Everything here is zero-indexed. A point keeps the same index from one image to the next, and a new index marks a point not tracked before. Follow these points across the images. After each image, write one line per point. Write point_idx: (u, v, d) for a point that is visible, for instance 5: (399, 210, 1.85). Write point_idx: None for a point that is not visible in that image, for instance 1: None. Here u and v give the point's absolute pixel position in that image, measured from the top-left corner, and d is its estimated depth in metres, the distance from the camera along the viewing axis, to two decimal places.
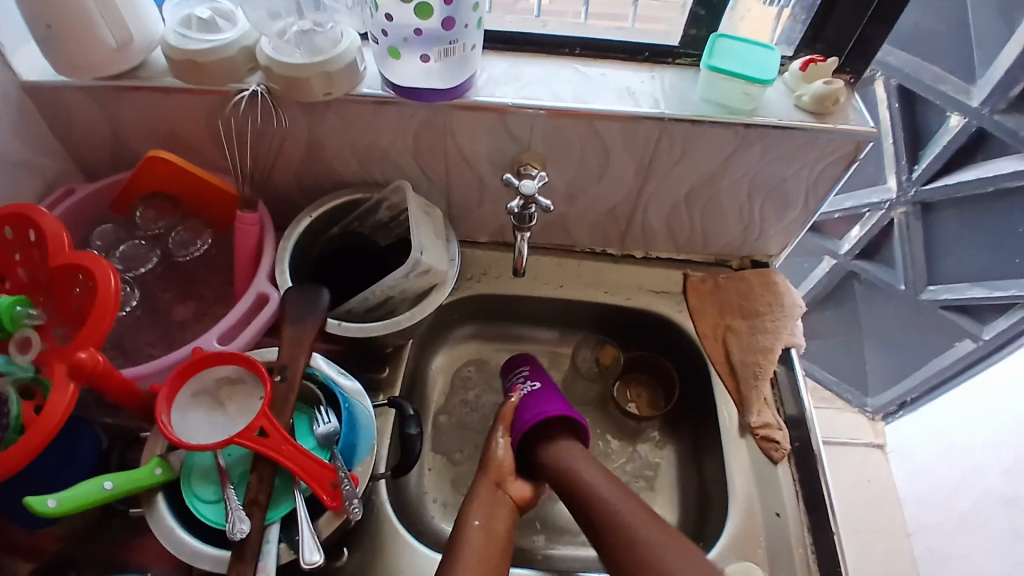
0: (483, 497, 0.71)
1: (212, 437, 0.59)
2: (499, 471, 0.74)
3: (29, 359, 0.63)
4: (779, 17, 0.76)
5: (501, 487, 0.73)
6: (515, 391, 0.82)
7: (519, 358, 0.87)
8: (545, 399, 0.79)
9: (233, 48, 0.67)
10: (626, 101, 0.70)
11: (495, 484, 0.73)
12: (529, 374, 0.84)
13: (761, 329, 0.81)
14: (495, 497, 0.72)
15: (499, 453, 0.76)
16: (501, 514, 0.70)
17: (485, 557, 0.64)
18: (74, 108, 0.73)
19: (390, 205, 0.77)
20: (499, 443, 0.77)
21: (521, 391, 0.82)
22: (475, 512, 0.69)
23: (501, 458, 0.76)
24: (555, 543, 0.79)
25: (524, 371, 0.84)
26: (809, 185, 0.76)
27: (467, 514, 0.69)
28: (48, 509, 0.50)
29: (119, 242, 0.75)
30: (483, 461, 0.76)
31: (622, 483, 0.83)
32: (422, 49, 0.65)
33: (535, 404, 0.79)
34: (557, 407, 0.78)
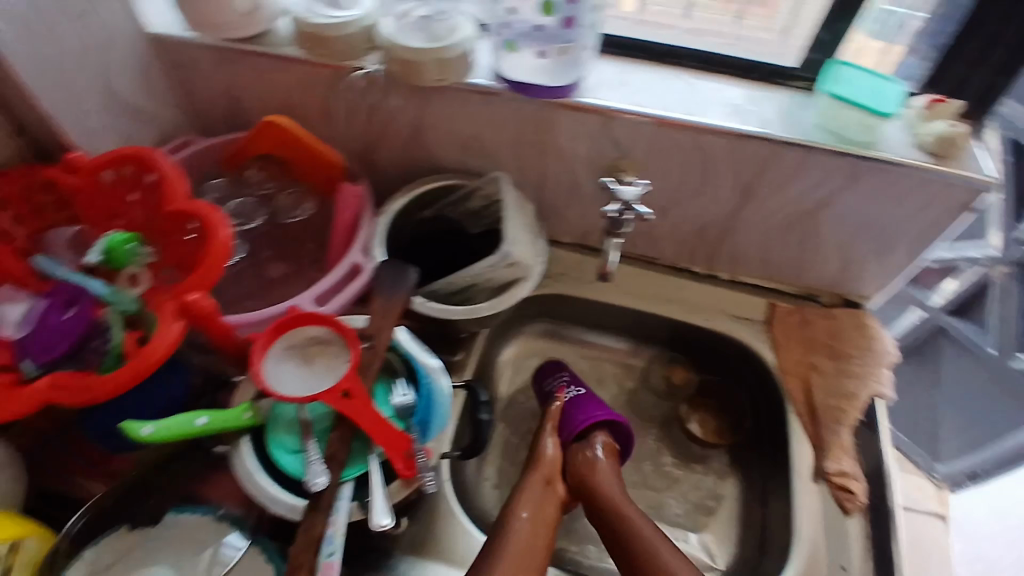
0: (532, 491, 0.70)
1: (298, 391, 0.61)
2: (550, 469, 0.74)
3: (134, 294, 0.66)
4: (895, 52, 0.75)
5: (550, 484, 0.72)
6: (560, 394, 0.81)
7: (553, 366, 0.86)
8: (592, 404, 0.80)
9: (354, 27, 0.70)
10: (735, 118, 0.69)
11: (545, 480, 0.72)
12: (570, 379, 0.84)
13: (848, 373, 0.78)
14: (544, 496, 0.70)
15: (549, 452, 0.76)
16: (548, 512, 0.69)
17: (531, 555, 0.63)
18: (199, 68, 0.78)
19: (483, 195, 0.79)
20: (546, 442, 0.77)
21: (566, 395, 0.81)
22: (523, 507, 0.68)
23: (550, 457, 0.75)
24: (603, 557, 0.78)
25: (565, 377, 0.83)
26: (920, 229, 0.72)
27: (516, 508, 0.68)
28: (142, 436, 0.55)
29: (232, 196, 0.81)
30: (533, 459, 0.75)
31: (683, 510, 0.81)
32: (540, 44, 0.67)
33: (587, 405, 0.79)
34: (603, 411, 0.79)
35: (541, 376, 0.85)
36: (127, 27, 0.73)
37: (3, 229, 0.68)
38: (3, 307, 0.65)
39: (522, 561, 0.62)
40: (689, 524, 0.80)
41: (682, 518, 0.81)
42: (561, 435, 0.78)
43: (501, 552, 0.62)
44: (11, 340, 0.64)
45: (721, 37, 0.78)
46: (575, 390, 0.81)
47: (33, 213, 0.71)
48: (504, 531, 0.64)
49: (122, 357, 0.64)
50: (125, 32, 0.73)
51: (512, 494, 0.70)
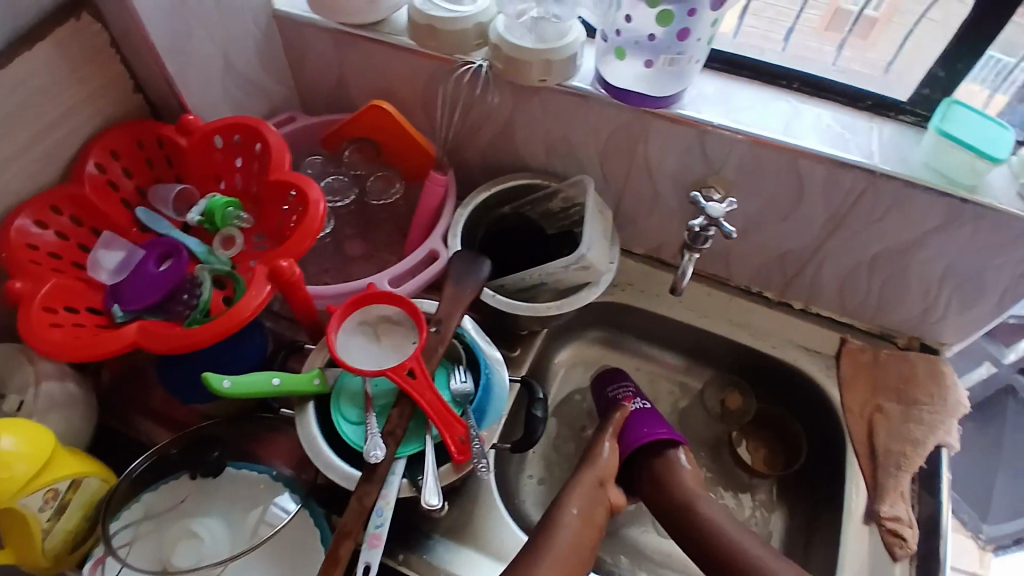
0: (586, 486, 0.70)
1: (366, 362, 0.65)
2: (605, 470, 0.72)
3: (226, 255, 0.71)
4: (994, 101, 0.71)
5: (604, 486, 0.71)
6: (627, 401, 0.80)
7: (615, 373, 0.85)
8: (655, 419, 0.78)
9: (469, 22, 0.72)
10: (838, 145, 0.67)
11: (599, 482, 0.71)
12: (635, 391, 0.83)
13: (915, 420, 0.75)
14: (596, 494, 0.69)
15: (605, 453, 0.74)
16: (598, 512, 0.68)
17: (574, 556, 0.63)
18: (311, 47, 0.82)
19: (564, 197, 0.79)
20: (605, 446, 0.75)
21: (633, 404, 0.80)
22: (574, 502, 0.68)
23: (606, 459, 0.73)
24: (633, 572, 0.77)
25: (630, 388, 0.83)
26: (1011, 281, 0.70)
27: (566, 501, 0.68)
28: (222, 388, 0.58)
29: (326, 173, 0.83)
30: (588, 458, 0.74)
31: None
32: (649, 54, 0.67)
33: (648, 418, 0.78)
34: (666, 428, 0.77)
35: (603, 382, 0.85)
36: (257, 5, 0.77)
37: (116, 178, 0.72)
38: (100, 252, 0.70)
39: (571, 558, 0.63)
40: None
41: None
42: (621, 442, 0.77)
43: (547, 550, 0.62)
44: (106, 285, 0.70)
45: (819, 64, 0.75)
46: (639, 402, 0.80)
47: (145, 165, 0.75)
48: (565, 528, 0.65)
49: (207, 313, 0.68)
50: (255, 8, 0.77)
51: (563, 487, 0.70)
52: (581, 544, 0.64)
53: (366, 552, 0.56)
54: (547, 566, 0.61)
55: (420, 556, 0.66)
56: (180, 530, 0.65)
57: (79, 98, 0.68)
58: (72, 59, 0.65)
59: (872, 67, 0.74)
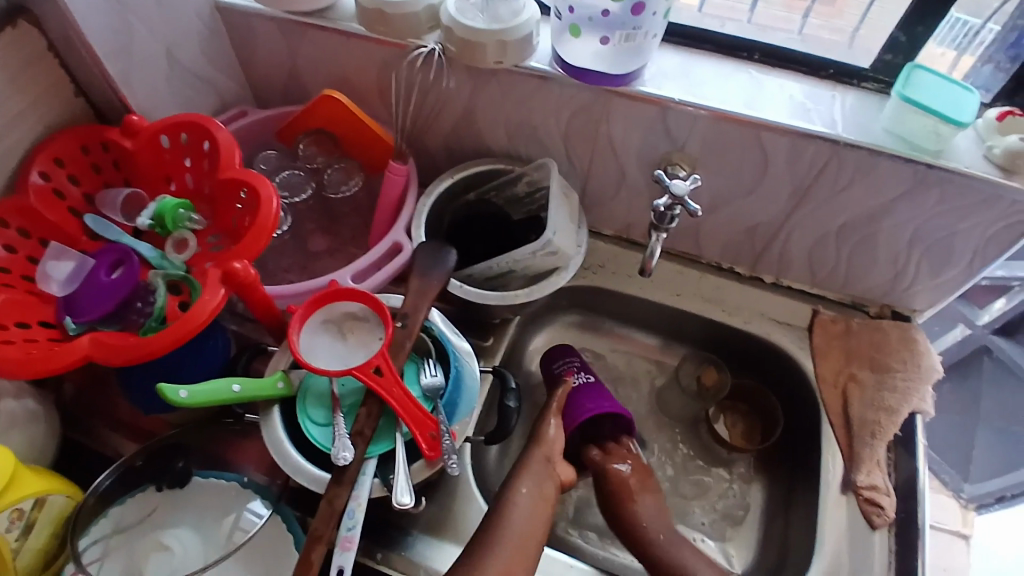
0: (535, 465, 0.69)
1: (330, 363, 0.63)
2: (550, 448, 0.72)
3: (180, 259, 0.69)
4: (961, 62, 0.70)
5: (552, 463, 0.70)
6: (567, 377, 0.80)
7: (562, 349, 0.84)
8: (598, 393, 0.79)
9: (419, 5, 0.69)
10: (800, 116, 0.66)
11: (545, 459, 0.70)
12: (579, 366, 0.82)
13: (889, 387, 0.76)
14: (546, 471, 0.69)
15: (550, 432, 0.74)
16: (549, 488, 0.68)
17: (528, 532, 0.62)
18: (260, 37, 0.79)
19: (529, 180, 0.77)
20: (550, 425, 0.75)
21: (574, 380, 0.80)
22: (524, 482, 0.67)
23: (552, 437, 0.73)
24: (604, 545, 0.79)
25: (574, 361, 0.82)
26: (979, 244, 0.69)
27: (516, 482, 0.67)
28: (180, 399, 0.56)
29: (281, 168, 0.81)
30: (534, 438, 0.73)
31: (708, 520, 0.80)
32: (603, 31, 0.64)
33: (589, 395, 0.79)
34: (609, 402, 0.79)
35: (551, 358, 0.83)
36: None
37: (61, 186, 0.69)
38: (49, 264, 0.67)
39: (525, 533, 0.62)
40: (713, 533, 0.79)
41: (714, 526, 0.80)
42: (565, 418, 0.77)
43: (501, 532, 0.61)
44: (57, 297, 0.66)
45: (787, 33, 0.75)
46: (582, 377, 0.80)
47: (91, 171, 0.72)
48: (518, 507, 0.64)
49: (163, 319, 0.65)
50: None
51: (514, 470, 0.69)
52: (535, 518, 0.64)
53: (338, 556, 0.55)
54: (497, 543, 0.60)
55: (398, 553, 0.65)
56: (150, 543, 0.64)
57: (27, 104, 0.64)
58: (15, 64, 0.62)
59: (839, 34, 0.74)
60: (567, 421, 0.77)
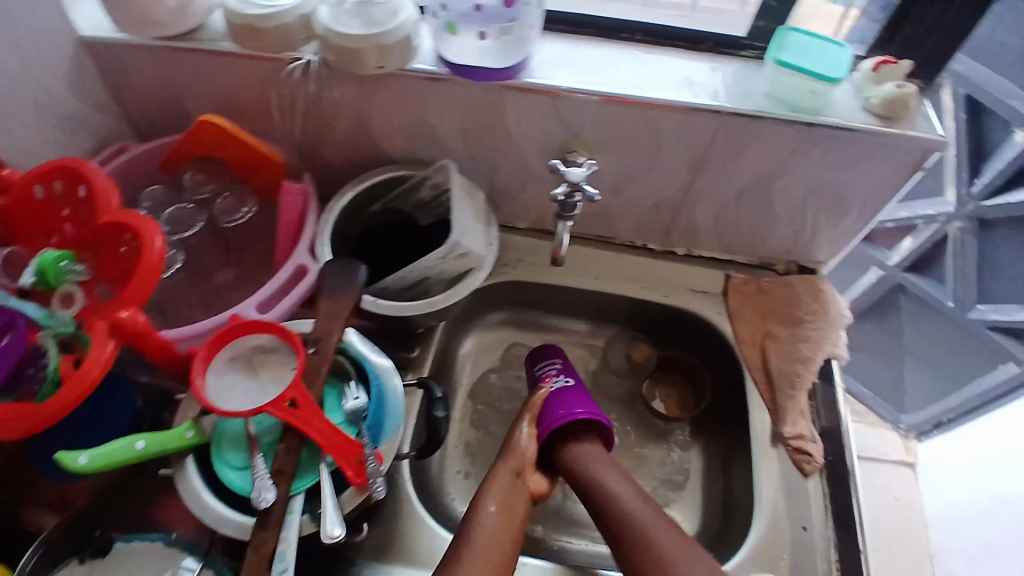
0: (502, 478, 0.70)
1: (244, 403, 0.60)
2: (521, 460, 0.72)
3: (69, 314, 0.62)
4: (847, 17, 0.75)
5: (521, 477, 0.71)
6: (545, 381, 0.81)
7: (548, 349, 0.86)
8: (575, 398, 0.78)
9: (289, 16, 0.66)
10: (685, 91, 0.68)
11: (515, 473, 0.71)
12: (559, 368, 0.83)
13: (803, 338, 0.79)
14: (515, 488, 0.69)
15: (523, 442, 0.74)
16: (517, 503, 0.68)
17: (495, 552, 0.62)
18: (128, 68, 0.74)
19: (433, 183, 0.76)
20: (523, 433, 0.75)
21: (552, 384, 0.80)
22: (492, 500, 0.67)
23: (524, 447, 0.74)
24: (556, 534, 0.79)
25: (556, 366, 0.83)
26: (869, 192, 0.73)
27: (484, 500, 0.67)
28: (80, 465, 0.53)
29: (167, 204, 0.77)
30: (506, 448, 0.74)
31: (650, 487, 0.82)
32: (480, 25, 0.64)
33: (566, 399, 0.77)
34: (584, 408, 0.76)
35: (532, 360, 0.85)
36: (56, 32, 0.68)
37: None
38: None
39: (491, 556, 0.61)
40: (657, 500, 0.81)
41: (663, 496, 0.81)
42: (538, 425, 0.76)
43: (471, 555, 0.61)
44: None
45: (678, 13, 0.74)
46: (560, 381, 0.80)
47: None
48: (483, 527, 0.64)
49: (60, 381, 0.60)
50: (54, 36, 0.68)
51: (483, 486, 0.69)
52: (497, 539, 0.63)
53: None
54: (463, 571, 0.59)
55: None
56: None
57: None
58: None
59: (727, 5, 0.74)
60: (539, 428, 0.76)
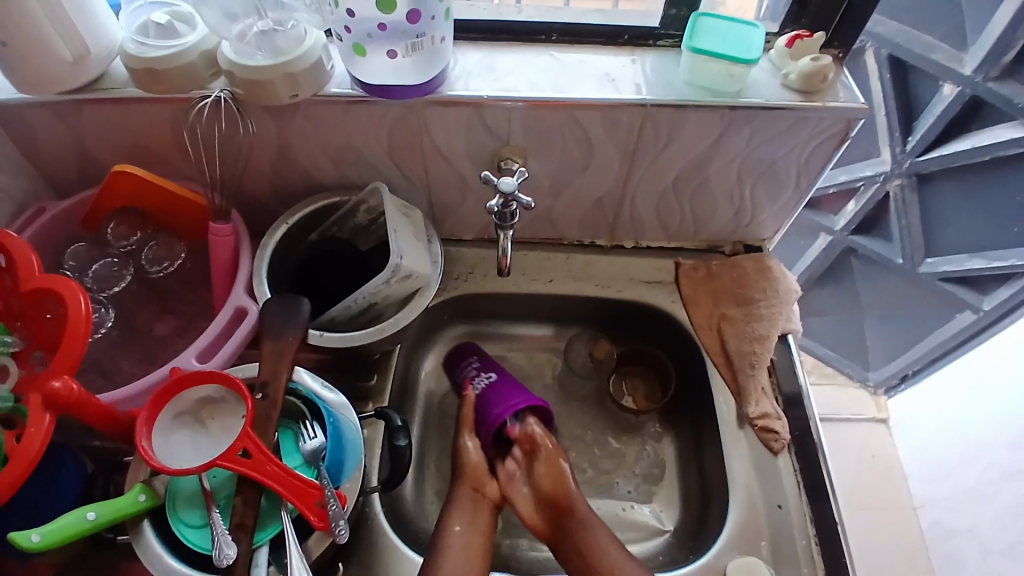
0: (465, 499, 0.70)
1: (195, 460, 0.58)
2: (476, 474, 0.73)
3: (7, 388, 0.57)
4: None
5: (480, 490, 0.72)
6: (469, 388, 0.80)
7: (466, 352, 0.84)
8: (505, 391, 0.79)
9: (192, 54, 0.64)
10: (607, 87, 0.68)
11: (474, 489, 0.72)
12: (479, 366, 0.82)
13: (757, 317, 0.80)
14: (477, 502, 0.70)
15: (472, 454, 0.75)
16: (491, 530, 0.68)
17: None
18: (35, 127, 0.70)
19: (366, 208, 0.75)
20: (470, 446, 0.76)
21: (476, 387, 0.80)
22: (457, 520, 0.68)
23: (474, 460, 0.74)
24: (535, 545, 0.78)
25: (475, 365, 0.82)
26: (800, 164, 0.74)
27: (449, 521, 0.68)
28: (31, 544, 0.49)
29: (93, 261, 0.74)
30: (458, 468, 0.74)
31: (632, 487, 0.82)
32: (388, 44, 0.61)
33: (497, 395, 0.78)
34: (520, 397, 0.78)
35: (454, 367, 0.84)
36: None
37: None
38: None
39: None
40: (640, 498, 0.81)
41: (640, 489, 0.82)
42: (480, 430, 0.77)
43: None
44: None
45: (600, 12, 0.75)
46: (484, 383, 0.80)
47: None
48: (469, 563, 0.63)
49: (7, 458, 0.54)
50: None
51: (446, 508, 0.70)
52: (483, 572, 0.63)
53: None
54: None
55: None
56: None
57: None
58: None
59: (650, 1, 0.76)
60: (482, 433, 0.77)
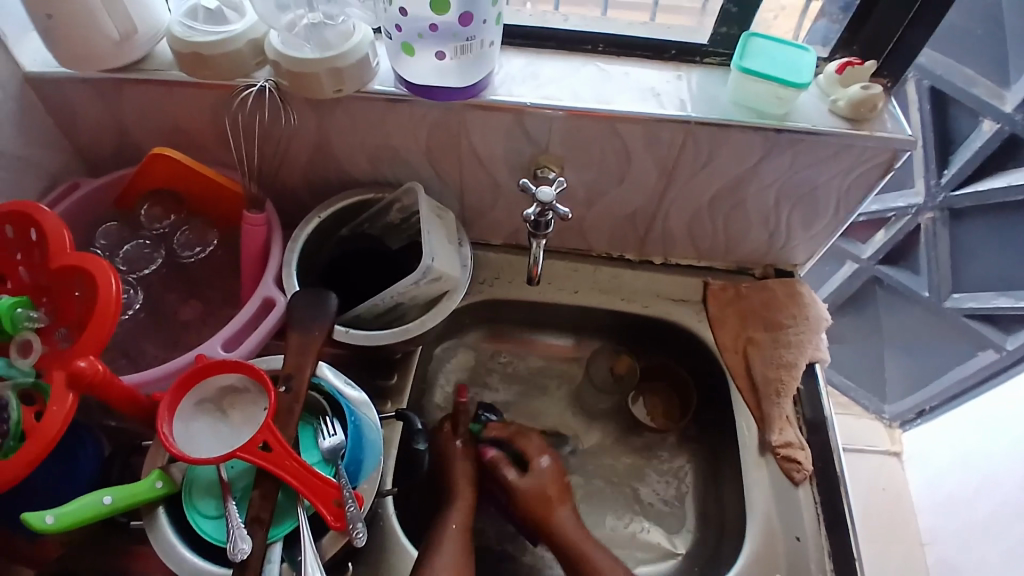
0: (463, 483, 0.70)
1: (213, 449, 0.57)
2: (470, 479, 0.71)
3: (30, 363, 0.57)
4: (811, 11, 0.73)
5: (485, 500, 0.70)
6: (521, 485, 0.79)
7: None
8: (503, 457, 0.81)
9: (240, 41, 0.64)
10: (651, 102, 0.67)
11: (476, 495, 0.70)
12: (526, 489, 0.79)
13: (785, 343, 0.79)
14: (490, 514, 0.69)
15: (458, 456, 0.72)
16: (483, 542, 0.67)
17: None
18: (77, 103, 0.70)
19: (401, 206, 0.74)
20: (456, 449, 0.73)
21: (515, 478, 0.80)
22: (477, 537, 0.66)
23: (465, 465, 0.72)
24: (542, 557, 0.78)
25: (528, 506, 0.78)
26: (841, 193, 0.72)
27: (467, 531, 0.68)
28: (46, 525, 0.49)
29: (123, 241, 0.74)
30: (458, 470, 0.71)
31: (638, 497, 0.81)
32: (437, 45, 0.61)
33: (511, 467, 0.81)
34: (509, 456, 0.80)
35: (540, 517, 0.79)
36: None
37: None
38: None
39: None
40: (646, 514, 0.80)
41: (662, 512, 0.80)
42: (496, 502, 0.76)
43: None
44: None
45: (642, 24, 0.74)
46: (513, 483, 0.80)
47: None
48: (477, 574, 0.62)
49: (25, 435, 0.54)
50: None
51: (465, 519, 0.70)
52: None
53: None
54: None
55: None
56: None
57: None
58: None
59: (695, 14, 0.74)
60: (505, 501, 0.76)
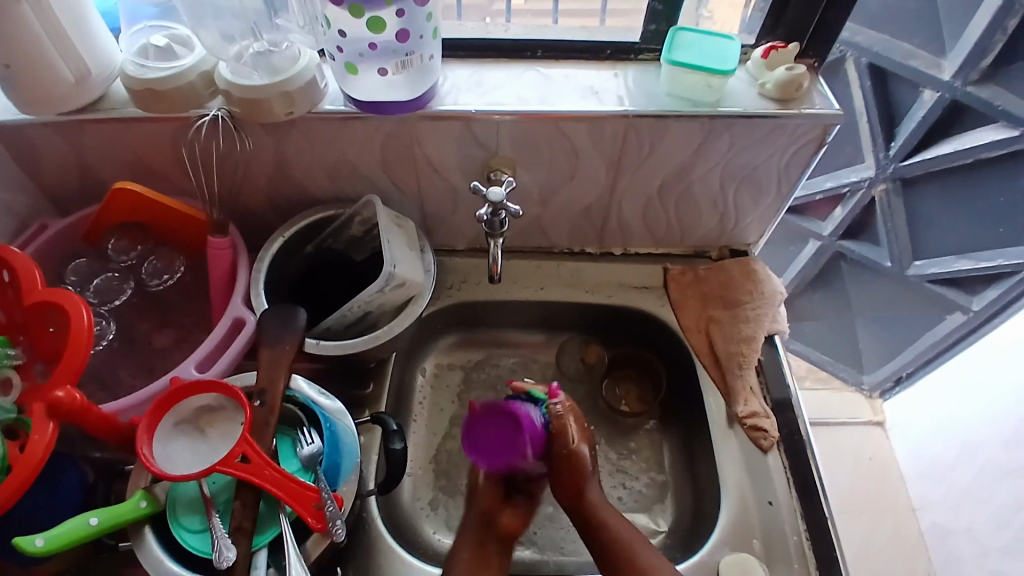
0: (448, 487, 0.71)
1: (194, 465, 0.59)
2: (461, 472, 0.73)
3: (10, 399, 0.58)
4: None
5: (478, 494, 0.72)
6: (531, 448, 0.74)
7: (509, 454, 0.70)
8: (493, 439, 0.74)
9: (191, 74, 0.66)
10: (591, 100, 0.70)
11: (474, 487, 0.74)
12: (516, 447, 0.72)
13: (743, 319, 0.82)
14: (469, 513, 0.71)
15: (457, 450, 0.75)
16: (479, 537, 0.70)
17: None
18: (38, 146, 0.72)
19: (361, 219, 0.76)
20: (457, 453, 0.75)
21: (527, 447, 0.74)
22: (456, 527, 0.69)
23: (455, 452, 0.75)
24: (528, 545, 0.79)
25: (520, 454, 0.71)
26: (780, 171, 0.76)
27: None
28: (36, 548, 0.50)
29: (94, 276, 0.76)
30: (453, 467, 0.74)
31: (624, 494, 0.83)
32: (379, 62, 0.64)
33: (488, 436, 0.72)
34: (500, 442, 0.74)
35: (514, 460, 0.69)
36: None
37: None
38: None
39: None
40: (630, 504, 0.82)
41: (650, 498, 0.82)
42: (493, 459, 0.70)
43: None
44: None
45: (584, 28, 0.78)
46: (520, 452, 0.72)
47: None
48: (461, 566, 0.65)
49: (10, 467, 0.55)
50: None
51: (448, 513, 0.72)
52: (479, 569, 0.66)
53: None
54: None
55: None
56: None
57: None
58: None
59: (634, 14, 0.77)
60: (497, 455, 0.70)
